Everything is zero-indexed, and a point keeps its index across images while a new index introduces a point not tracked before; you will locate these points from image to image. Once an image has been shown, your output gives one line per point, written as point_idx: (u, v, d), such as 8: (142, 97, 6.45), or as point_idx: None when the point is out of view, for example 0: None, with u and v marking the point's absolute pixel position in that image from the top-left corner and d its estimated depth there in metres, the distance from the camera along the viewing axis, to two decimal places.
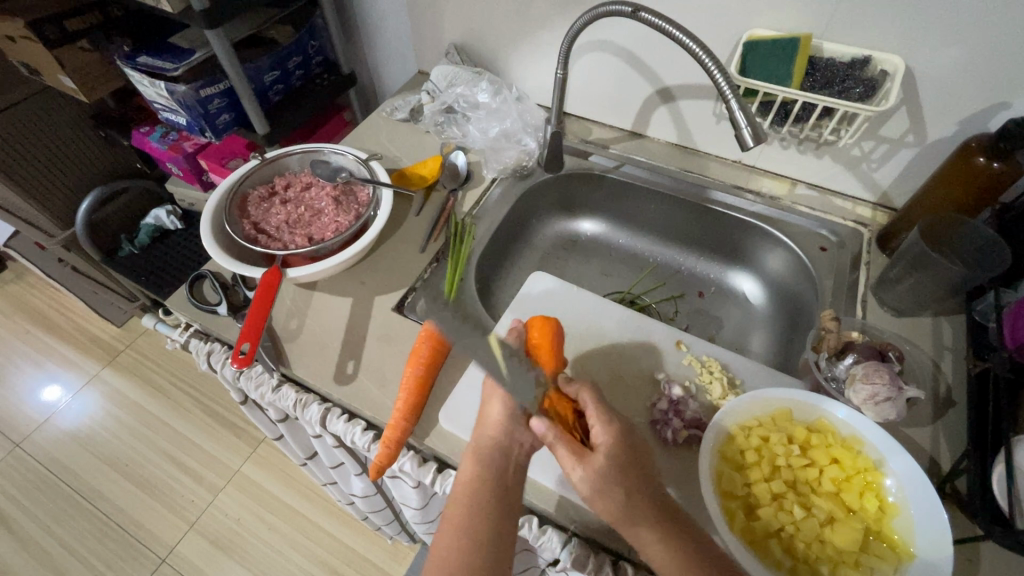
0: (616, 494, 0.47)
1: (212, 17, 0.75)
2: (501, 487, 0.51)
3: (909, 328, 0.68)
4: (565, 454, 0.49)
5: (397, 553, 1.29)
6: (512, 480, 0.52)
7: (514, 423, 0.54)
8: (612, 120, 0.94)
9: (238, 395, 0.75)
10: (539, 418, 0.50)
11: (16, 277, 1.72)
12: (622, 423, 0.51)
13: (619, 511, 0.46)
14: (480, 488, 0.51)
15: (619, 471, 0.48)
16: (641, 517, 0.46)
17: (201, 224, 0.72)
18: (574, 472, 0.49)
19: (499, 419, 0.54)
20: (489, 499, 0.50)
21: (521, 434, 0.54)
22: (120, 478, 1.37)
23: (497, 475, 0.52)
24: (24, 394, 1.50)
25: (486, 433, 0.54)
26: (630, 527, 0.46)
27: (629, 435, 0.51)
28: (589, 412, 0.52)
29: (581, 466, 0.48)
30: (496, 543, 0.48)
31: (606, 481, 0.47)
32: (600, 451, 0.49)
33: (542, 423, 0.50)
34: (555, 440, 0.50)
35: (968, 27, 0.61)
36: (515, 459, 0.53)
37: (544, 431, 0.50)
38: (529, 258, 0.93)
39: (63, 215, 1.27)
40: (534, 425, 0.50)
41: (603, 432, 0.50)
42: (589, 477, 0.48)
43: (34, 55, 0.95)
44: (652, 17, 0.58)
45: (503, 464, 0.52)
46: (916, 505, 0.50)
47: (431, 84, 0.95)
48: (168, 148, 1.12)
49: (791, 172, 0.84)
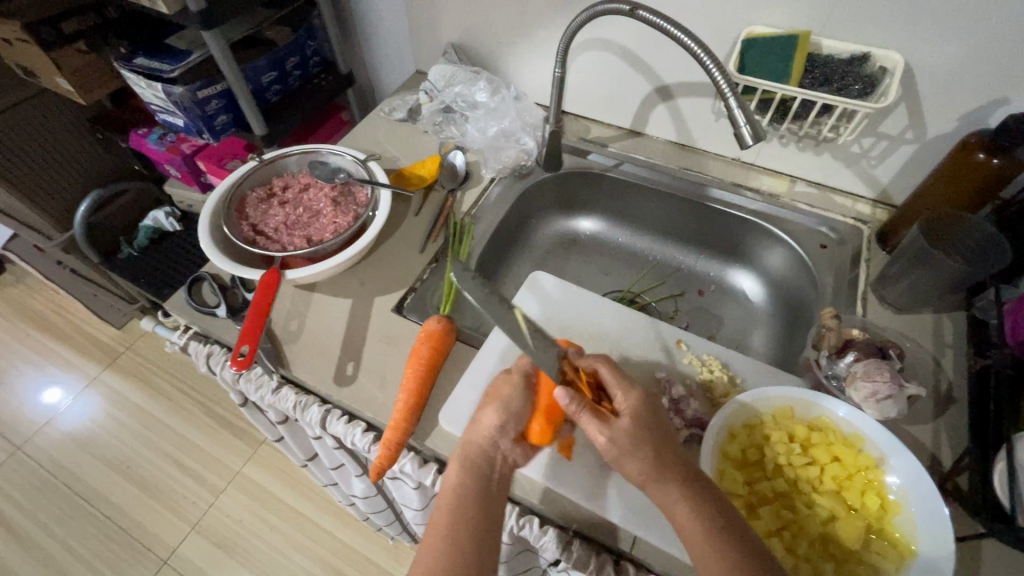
0: (645, 453, 0.48)
1: (208, 17, 0.75)
2: (486, 495, 0.51)
3: (910, 325, 0.68)
4: (590, 421, 0.50)
5: (399, 553, 1.29)
6: (496, 486, 0.52)
7: (502, 434, 0.54)
8: (611, 119, 0.94)
9: (237, 397, 0.75)
10: (563, 388, 0.50)
11: (15, 281, 1.72)
12: (642, 388, 0.53)
13: (650, 468, 0.48)
14: (465, 494, 0.51)
15: (646, 433, 0.49)
16: (670, 475, 0.47)
17: (200, 226, 0.71)
18: (600, 437, 0.50)
19: (489, 428, 0.54)
20: (473, 507, 0.50)
21: (507, 447, 0.54)
22: (120, 481, 1.37)
23: (482, 482, 0.52)
24: (26, 396, 1.50)
25: (472, 439, 0.54)
26: (660, 485, 0.47)
27: (652, 401, 0.52)
28: (609, 383, 0.53)
29: (608, 428, 0.49)
30: (482, 544, 0.48)
31: (633, 441, 0.49)
32: (625, 415, 0.50)
33: (566, 393, 0.50)
34: (579, 409, 0.50)
35: (966, 25, 0.61)
36: (499, 469, 0.53)
37: (568, 401, 0.50)
38: (528, 257, 0.93)
39: (61, 218, 1.27)
40: (557, 396, 0.50)
41: (625, 398, 0.51)
42: (616, 438, 0.49)
43: (31, 57, 0.94)
44: (650, 16, 0.58)
45: (487, 471, 0.53)
46: (919, 502, 0.50)
47: (428, 83, 0.95)
48: (166, 150, 1.12)
49: (790, 169, 0.84)
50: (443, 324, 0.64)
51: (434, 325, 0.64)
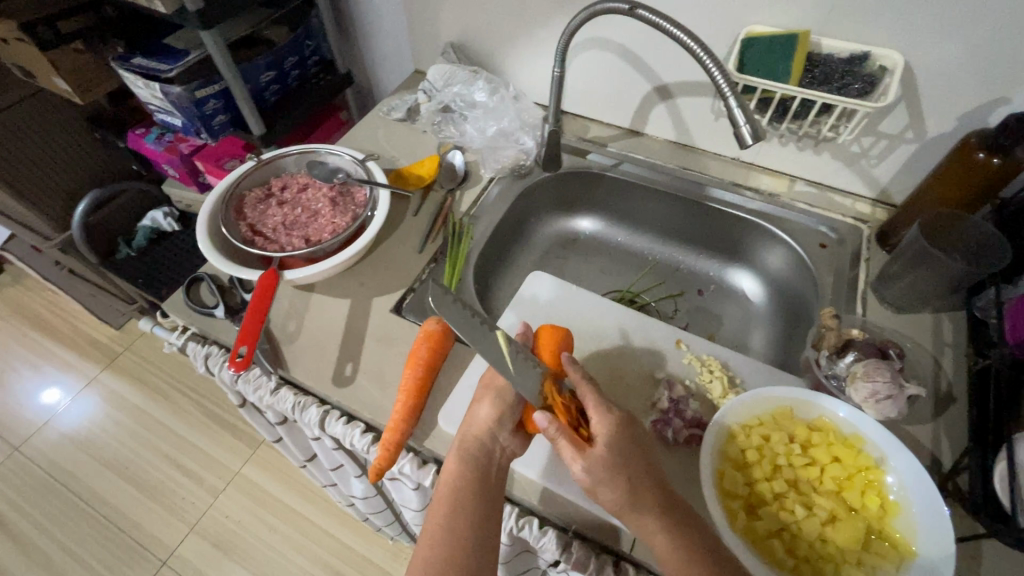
0: (619, 481, 0.47)
1: (207, 17, 0.75)
2: (484, 487, 0.51)
3: (909, 325, 0.68)
4: (567, 447, 0.49)
5: (399, 553, 1.29)
6: (494, 479, 0.52)
7: (499, 427, 0.54)
8: (610, 119, 0.94)
9: (236, 398, 0.75)
10: (541, 412, 0.49)
11: (14, 281, 1.71)
12: (620, 411, 0.52)
13: (625, 497, 0.47)
14: (463, 486, 0.50)
15: (620, 459, 0.48)
16: (645, 503, 0.46)
17: (198, 226, 0.71)
18: (575, 465, 0.48)
19: (486, 421, 0.54)
20: (473, 501, 0.49)
21: (505, 438, 0.54)
22: (119, 481, 1.37)
23: (481, 476, 0.51)
24: (24, 397, 1.50)
25: (470, 432, 0.54)
26: (636, 513, 0.46)
27: (629, 424, 0.51)
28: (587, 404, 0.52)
29: (585, 455, 0.48)
30: (480, 538, 0.48)
31: (608, 469, 0.47)
32: (600, 440, 0.49)
33: (545, 417, 0.49)
34: (557, 434, 0.49)
35: (966, 24, 0.61)
36: (496, 461, 0.53)
37: (546, 425, 0.49)
38: (527, 257, 0.93)
39: (59, 218, 1.26)
40: (536, 419, 0.49)
41: (601, 421, 0.50)
42: (591, 467, 0.48)
43: (27, 57, 0.94)
44: (650, 15, 0.58)
45: (485, 464, 0.52)
46: (918, 503, 0.49)
47: (427, 83, 0.95)
48: (164, 150, 1.12)
49: (790, 169, 0.84)
50: (442, 325, 0.63)
51: (433, 325, 0.63)
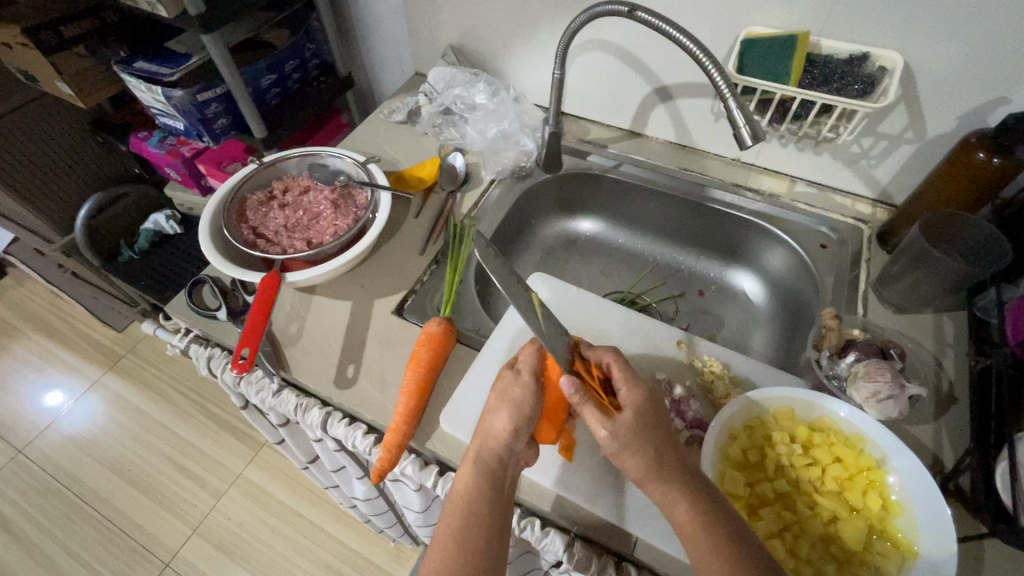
0: (645, 449, 0.48)
1: (208, 21, 0.75)
2: (498, 498, 0.50)
3: (910, 325, 0.68)
4: (593, 413, 0.50)
5: (400, 554, 1.29)
6: (507, 492, 0.51)
7: (516, 438, 0.53)
8: (610, 120, 0.94)
9: (238, 400, 0.75)
10: (568, 378, 0.50)
11: (16, 284, 1.72)
12: (645, 386, 0.53)
13: (650, 467, 0.47)
14: (477, 497, 0.49)
15: (646, 428, 0.49)
16: (669, 477, 0.46)
17: (200, 229, 0.72)
18: (601, 431, 0.49)
19: (504, 433, 0.53)
20: (486, 510, 0.49)
21: (520, 450, 0.54)
22: (121, 483, 1.37)
23: (495, 487, 0.50)
24: (28, 399, 1.51)
25: (485, 442, 0.53)
26: (659, 483, 0.46)
27: (654, 398, 0.52)
28: (616, 377, 0.53)
29: (611, 422, 0.49)
30: (491, 551, 0.47)
31: (635, 436, 0.48)
32: (627, 409, 0.51)
33: (572, 383, 0.50)
34: (582, 401, 0.50)
35: (963, 26, 0.61)
36: (510, 474, 0.52)
37: (574, 391, 0.50)
38: (528, 258, 0.93)
39: (63, 222, 1.27)
40: (563, 385, 0.50)
41: (629, 394, 0.52)
42: (617, 432, 0.49)
43: (31, 62, 0.94)
44: (649, 17, 0.58)
45: (500, 476, 0.52)
46: (921, 504, 0.49)
47: (428, 85, 0.95)
48: (166, 153, 1.12)
49: (790, 170, 0.84)
50: (444, 326, 0.64)
51: (435, 328, 0.64)
